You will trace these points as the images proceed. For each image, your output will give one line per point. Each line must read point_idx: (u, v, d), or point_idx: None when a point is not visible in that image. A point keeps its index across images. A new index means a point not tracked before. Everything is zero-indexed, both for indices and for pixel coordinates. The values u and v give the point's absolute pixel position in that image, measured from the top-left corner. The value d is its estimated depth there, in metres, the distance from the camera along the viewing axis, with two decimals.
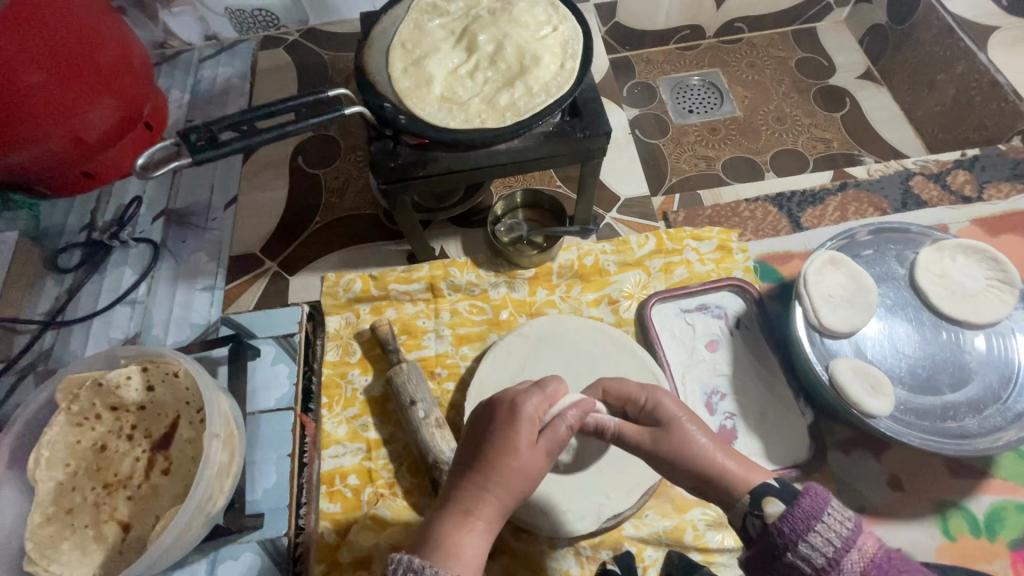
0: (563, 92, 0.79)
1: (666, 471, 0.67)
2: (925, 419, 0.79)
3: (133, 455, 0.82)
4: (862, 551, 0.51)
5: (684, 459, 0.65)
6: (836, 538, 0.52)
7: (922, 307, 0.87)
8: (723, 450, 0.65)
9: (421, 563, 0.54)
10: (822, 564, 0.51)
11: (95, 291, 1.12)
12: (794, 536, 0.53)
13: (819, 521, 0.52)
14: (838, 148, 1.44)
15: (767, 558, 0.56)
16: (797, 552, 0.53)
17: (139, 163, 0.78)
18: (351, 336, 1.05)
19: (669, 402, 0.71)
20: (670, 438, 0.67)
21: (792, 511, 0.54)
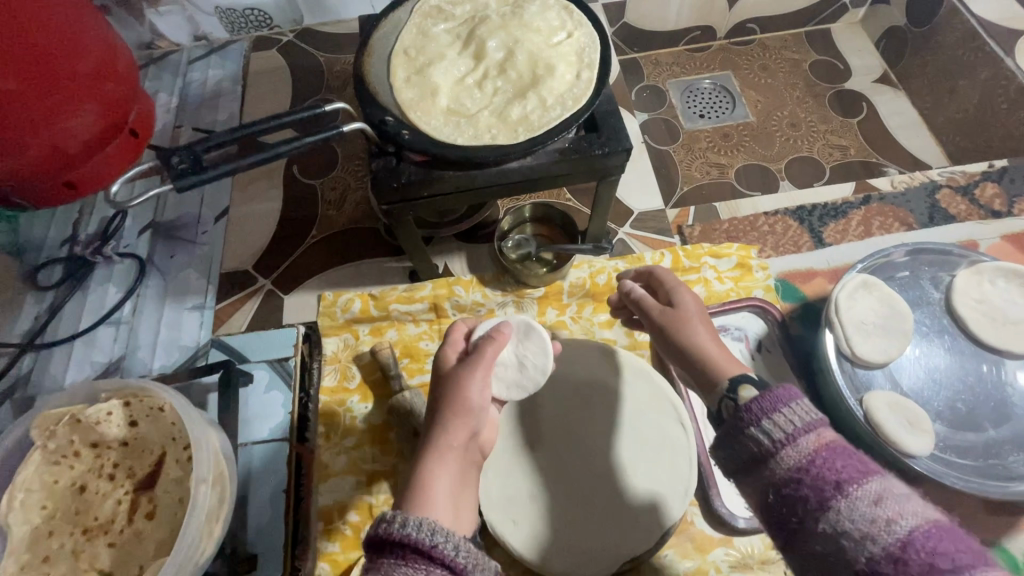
0: (581, 106, 0.73)
1: (659, 342, 0.72)
2: (968, 458, 0.74)
3: (115, 496, 0.76)
4: (819, 434, 0.50)
5: (676, 331, 0.69)
6: (798, 419, 0.50)
7: (960, 335, 0.82)
8: (717, 343, 0.67)
9: (392, 513, 0.55)
10: (779, 440, 0.50)
11: (77, 310, 1.05)
12: (758, 414, 0.52)
13: (785, 403, 0.51)
14: (856, 155, 1.35)
15: (728, 437, 0.55)
16: (758, 427, 0.52)
17: (114, 193, 0.69)
18: (350, 359, 0.99)
19: (689, 296, 0.73)
20: (678, 320, 0.70)
21: (763, 393, 0.53)
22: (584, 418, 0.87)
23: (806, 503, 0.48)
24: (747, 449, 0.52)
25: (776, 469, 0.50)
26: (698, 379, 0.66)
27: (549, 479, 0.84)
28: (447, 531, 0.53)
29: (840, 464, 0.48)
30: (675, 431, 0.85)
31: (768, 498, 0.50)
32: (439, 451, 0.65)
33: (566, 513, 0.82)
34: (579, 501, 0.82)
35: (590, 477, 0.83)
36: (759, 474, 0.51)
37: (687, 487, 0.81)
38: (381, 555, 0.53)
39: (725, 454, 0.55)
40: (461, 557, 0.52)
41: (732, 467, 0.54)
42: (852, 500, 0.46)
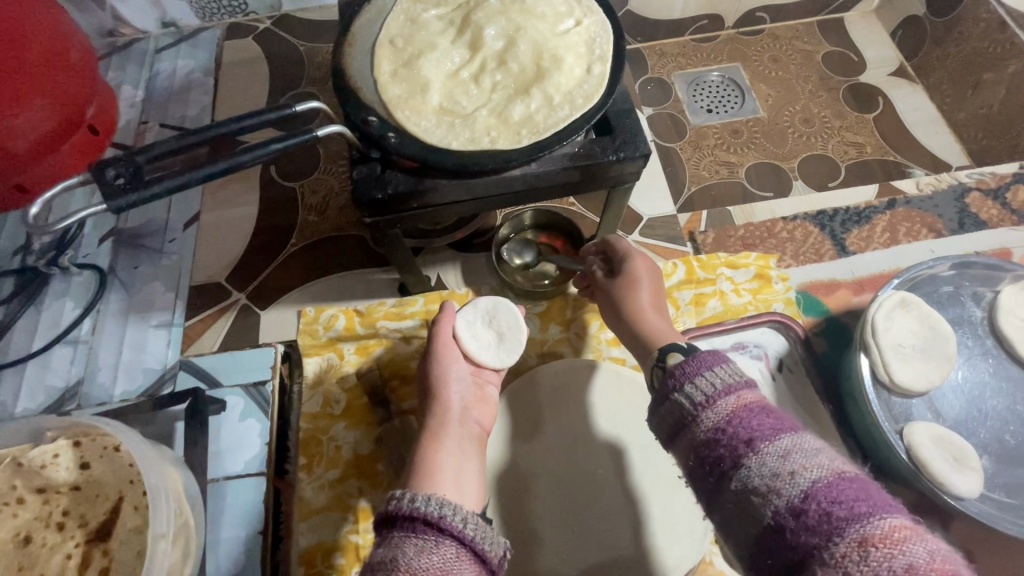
0: (592, 105, 0.64)
1: (607, 313, 0.75)
2: (1019, 498, 0.67)
3: (65, 550, 0.67)
4: (739, 396, 0.50)
5: (619, 302, 0.72)
6: (719, 382, 0.50)
7: (1006, 358, 0.75)
8: (655, 313, 0.70)
9: (402, 490, 0.55)
10: (701, 402, 0.50)
11: (30, 328, 0.95)
12: (683, 378, 0.52)
13: (709, 367, 0.51)
14: (873, 153, 1.27)
15: (655, 404, 0.55)
16: (680, 391, 0.51)
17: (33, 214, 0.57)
18: (333, 382, 0.89)
19: (639, 262, 0.74)
20: (622, 287, 0.73)
21: (690, 358, 0.53)
22: (593, 450, 0.80)
23: (722, 463, 0.47)
24: (671, 414, 0.52)
25: (697, 431, 0.49)
26: (636, 350, 0.69)
27: (555, 519, 0.76)
28: (456, 504, 0.54)
29: (756, 422, 0.48)
30: None
31: (689, 462, 0.49)
32: (435, 433, 0.68)
33: (574, 558, 0.74)
34: (587, 541, 0.75)
35: (599, 516, 0.76)
36: (680, 438, 0.51)
37: (706, 525, 0.75)
38: (391, 529, 0.53)
39: (653, 422, 0.55)
40: (469, 529, 0.52)
41: (658, 433, 0.54)
42: (763, 455, 0.46)
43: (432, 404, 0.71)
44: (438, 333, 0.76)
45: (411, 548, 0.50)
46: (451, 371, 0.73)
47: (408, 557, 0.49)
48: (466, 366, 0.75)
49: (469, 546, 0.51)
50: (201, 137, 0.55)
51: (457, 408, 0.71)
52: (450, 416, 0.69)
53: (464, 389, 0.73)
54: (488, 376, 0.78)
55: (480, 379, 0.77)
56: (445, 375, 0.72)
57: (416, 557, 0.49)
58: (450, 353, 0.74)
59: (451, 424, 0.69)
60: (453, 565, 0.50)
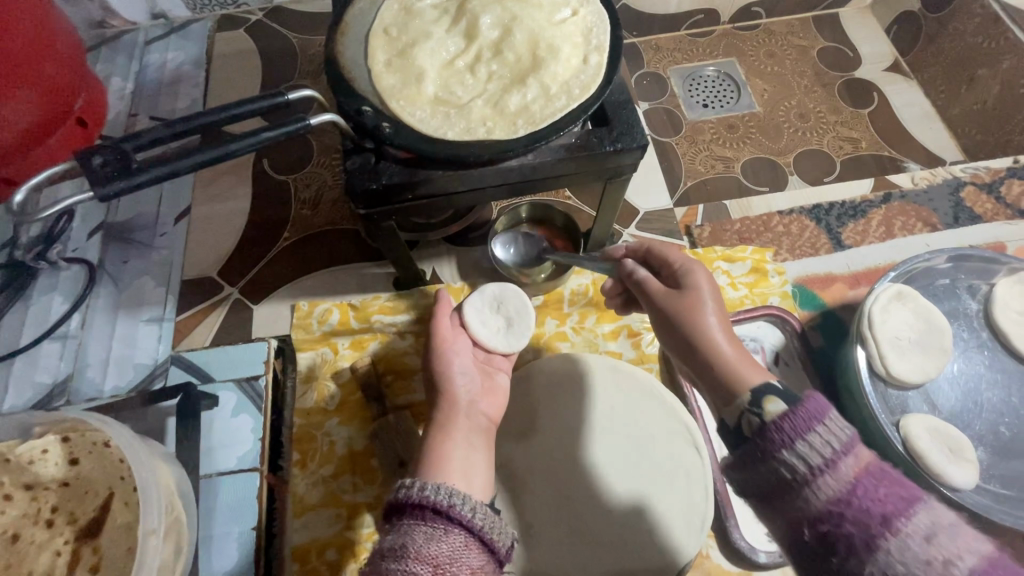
0: (590, 95, 0.64)
1: (663, 336, 0.60)
2: (1014, 489, 0.67)
3: (52, 547, 0.66)
4: (857, 456, 0.43)
5: (681, 323, 0.58)
6: (836, 441, 0.44)
7: (1001, 350, 0.75)
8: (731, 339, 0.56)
9: (410, 480, 0.54)
10: (817, 467, 0.43)
11: (17, 324, 0.93)
12: (792, 435, 0.45)
13: (821, 423, 0.44)
14: (867, 149, 1.27)
15: (750, 459, 0.47)
16: (793, 451, 0.44)
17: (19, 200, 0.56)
18: (327, 377, 0.88)
19: (701, 276, 0.61)
20: (688, 302, 0.58)
21: (794, 410, 0.45)
22: (591, 446, 0.79)
23: (850, 540, 0.41)
24: (779, 475, 0.44)
25: (816, 501, 0.42)
26: (711, 389, 0.53)
27: (551, 515, 0.75)
28: (464, 493, 0.53)
29: (884, 493, 0.42)
30: (689, 454, 0.78)
31: (803, 533, 0.43)
32: (443, 428, 0.65)
33: (570, 553, 0.73)
34: (586, 536, 0.74)
35: (597, 512, 0.75)
36: (789, 506, 0.44)
37: (704, 519, 0.74)
38: (400, 517, 0.52)
39: (743, 478, 0.48)
40: (478, 519, 0.52)
41: (751, 491, 0.47)
42: (902, 536, 0.41)
43: (437, 396, 0.69)
44: (437, 329, 0.75)
45: (421, 534, 0.49)
46: (454, 364, 0.72)
47: (418, 544, 0.48)
48: (468, 356, 0.75)
49: (478, 535, 0.51)
50: (191, 125, 0.54)
51: (464, 400, 0.69)
52: (457, 410, 0.67)
53: (470, 380, 0.72)
54: (498, 364, 0.78)
55: (489, 368, 0.77)
56: (449, 367, 0.71)
57: (426, 544, 0.48)
58: (452, 346, 0.74)
59: (458, 419, 0.67)
60: (462, 554, 0.49)
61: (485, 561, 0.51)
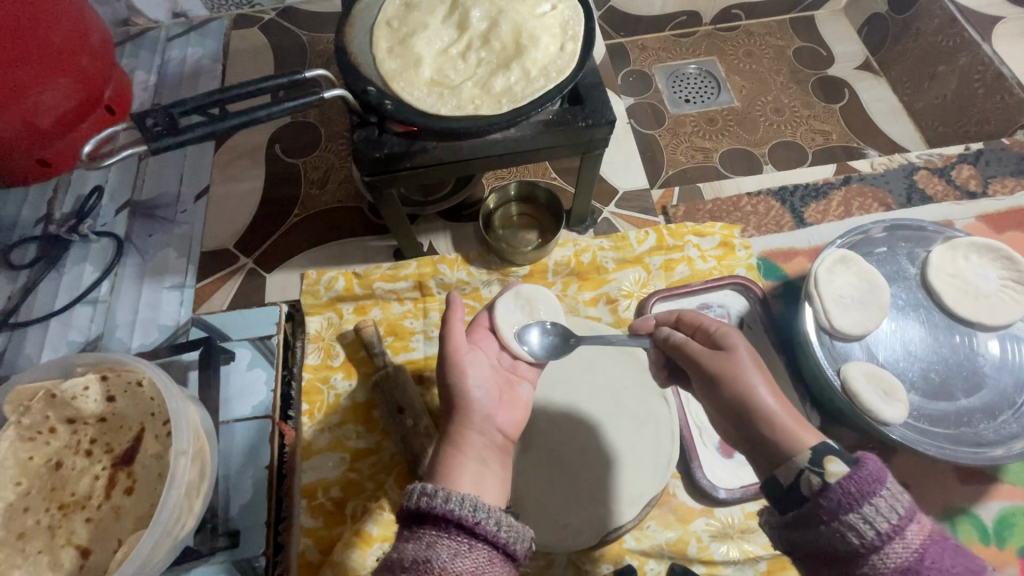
0: (564, 77, 0.73)
1: (710, 400, 0.64)
2: (940, 425, 0.76)
3: (93, 472, 0.75)
4: (919, 522, 0.48)
5: (730, 386, 0.62)
6: (900, 507, 0.48)
7: (934, 308, 0.84)
8: (769, 393, 0.60)
9: (433, 487, 0.55)
10: (884, 532, 0.47)
11: (52, 289, 1.02)
12: (859, 500, 0.48)
13: (885, 487, 0.49)
14: (837, 141, 1.35)
15: (812, 522, 0.51)
16: (862, 516, 0.48)
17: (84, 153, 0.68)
18: (334, 337, 0.98)
19: (736, 337, 0.65)
20: (725, 365, 0.63)
21: (857, 473, 0.49)
22: (570, 395, 0.88)
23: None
24: (845, 540, 0.48)
25: (882, 566, 0.47)
26: (766, 450, 0.58)
27: (535, 455, 0.84)
28: (488, 507, 0.55)
29: (944, 558, 0.47)
30: (657, 403, 0.87)
31: None
32: (456, 442, 0.65)
33: (550, 487, 0.82)
34: (563, 474, 0.83)
35: (575, 453, 0.84)
36: (853, 569, 0.48)
37: (670, 458, 0.83)
38: (424, 525, 0.54)
39: (803, 540, 0.52)
40: (502, 532, 0.54)
41: (810, 551, 0.51)
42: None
43: (454, 405, 0.68)
44: (450, 335, 0.72)
45: (446, 549, 0.52)
46: (469, 375, 0.70)
47: (443, 559, 0.51)
48: (485, 365, 0.73)
49: (500, 548, 0.53)
50: (224, 95, 0.67)
51: (480, 412, 0.67)
52: (470, 421, 0.66)
53: (488, 389, 0.70)
54: (522, 372, 0.78)
55: (510, 378, 0.75)
56: (464, 379, 0.69)
57: (450, 559, 0.51)
58: (465, 353, 0.72)
59: (472, 433, 0.65)
60: (484, 568, 0.52)
61: (506, 571, 0.54)
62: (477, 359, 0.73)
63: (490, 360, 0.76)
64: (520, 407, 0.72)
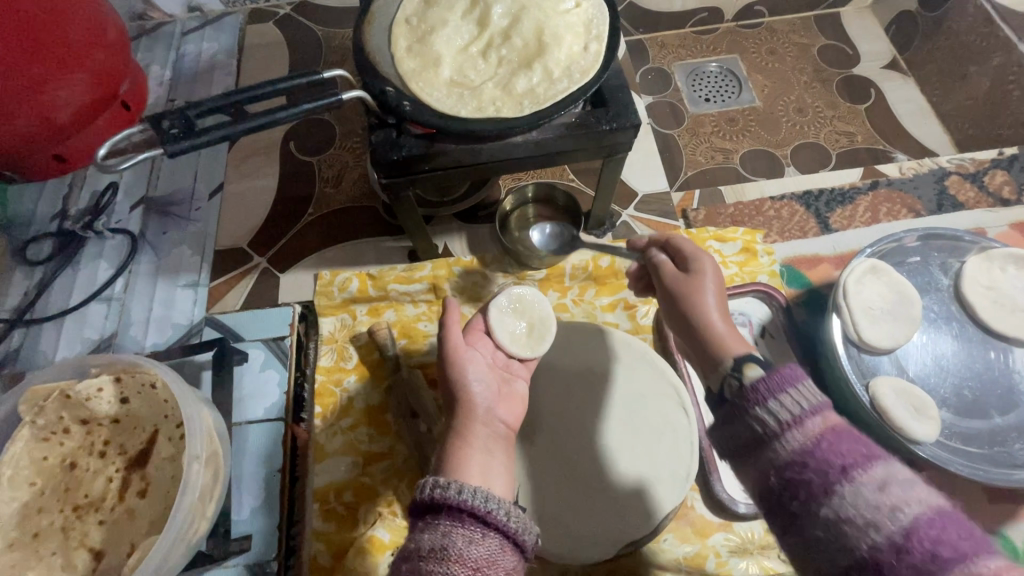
0: (589, 79, 0.71)
1: (668, 316, 0.68)
2: (973, 445, 0.74)
3: (106, 474, 0.75)
4: (826, 417, 0.46)
5: (684, 303, 0.65)
6: (806, 402, 0.47)
7: (967, 321, 0.81)
8: (720, 315, 0.63)
9: (445, 479, 0.55)
10: (785, 422, 0.47)
11: (67, 286, 1.02)
12: (765, 394, 0.49)
13: (794, 386, 0.48)
14: (862, 142, 1.24)
15: (730, 416, 0.51)
16: (763, 407, 0.48)
17: (99, 155, 0.67)
18: (347, 339, 0.96)
19: (706, 263, 0.67)
20: (684, 286, 0.66)
21: (769, 374, 0.50)
22: (586, 404, 0.86)
23: (808, 487, 0.44)
24: (750, 430, 0.49)
25: (778, 452, 0.46)
26: (700, 356, 0.62)
27: (549, 463, 0.83)
28: (499, 498, 0.55)
29: (845, 447, 0.44)
30: (676, 413, 0.85)
31: (767, 483, 0.46)
32: (461, 432, 0.65)
33: (562, 497, 0.81)
34: (578, 484, 0.82)
35: (588, 462, 0.83)
36: (759, 457, 0.47)
37: (689, 470, 0.82)
38: (437, 516, 0.54)
39: (724, 435, 0.52)
40: (512, 523, 0.54)
41: (730, 447, 0.51)
42: (857, 484, 0.42)
43: (455, 403, 0.68)
44: (448, 335, 0.73)
45: (461, 538, 0.51)
46: (469, 370, 0.70)
47: (459, 547, 0.50)
48: (483, 362, 0.73)
49: (511, 539, 0.53)
50: (241, 97, 0.65)
51: (483, 406, 0.68)
52: (475, 414, 0.67)
53: (487, 383, 0.71)
54: (515, 371, 0.79)
55: (506, 376, 0.76)
56: (464, 372, 0.70)
57: (467, 547, 0.50)
58: (465, 351, 0.72)
59: (475, 424, 0.66)
60: (498, 557, 0.52)
61: (517, 560, 0.53)
62: (476, 357, 0.73)
63: (487, 359, 0.77)
64: (514, 400, 0.74)
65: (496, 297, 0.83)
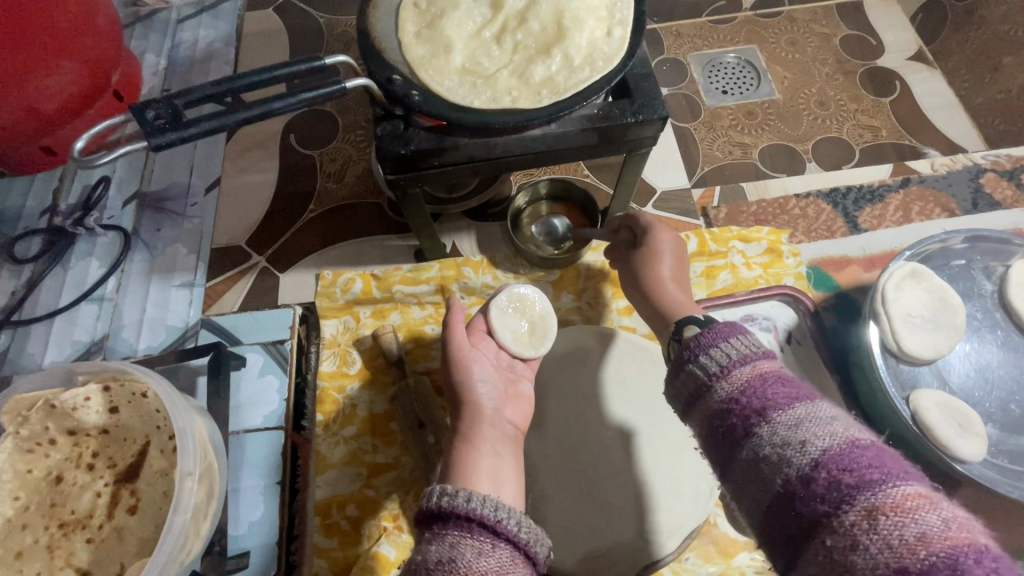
0: (613, 67, 0.66)
1: (626, 280, 0.74)
2: (1021, 464, 0.69)
3: (94, 489, 0.70)
4: (755, 364, 0.46)
5: (643, 269, 0.71)
6: (734, 352, 0.47)
7: (1015, 330, 0.76)
8: (673, 284, 0.69)
9: (453, 487, 0.51)
10: (715, 371, 0.47)
11: (57, 286, 0.98)
12: (699, 348, 0.49)
13: (725, 339, 0.48)
14: (888, 138, 1.16)
15: (670, 372, 0.52)
16: (695, 361, 0.49)
17: (77, 148, 0.61)
18: (350, 343, 0.91)
19: (660, 232, 0.73)
20: (640, 260, 0.72)
21: (706, 330, 0.50)
22: (601, 414, 0.81)
23: (733, 431, 0.44)
24: (685, 385, 0.49)
25: (709, 402, 0.46)
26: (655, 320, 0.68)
27: (564, 477, 0.78)
28: (510, 507, 0.50)
29: (770, 392, 0.44)
30: None
31: (701, 434, 0.47)
32: (468, 437, 0.60)
33: (577, 514, 0.76)
34: (596, 500, 0.77)
35: (604, 477, 0.77)
36: (694, 410, 0.48)
37: (713, 487, 0.77)
38: (444, 527, 0.49)
39: (666, 392, 0.52)
40: (524, 533, 0.49)
41: (673, 402, 0.51)
42: (773, 425, 0.42)
43: (460, 406, 0.64)
44: (452, 336, 0.69)
45: (470, 549, 0.47)
46: (474, 370, 0.66)
47: (468, 558, 0.45)
48: (488, 363, 0.69)
49: (523, 551, 0.48)
50: (234, 85, 0.60)
51: (488, 408, 0.64)
52: (482, 416, 0.62)
53: (493, 384, 0.66)
54: (520, 372, 0.74)
55: (511, 376, 0.72)
56: (468, 373, 0.66)
57: (476, 558, 0.45)
58: (470, 352, 0.68)
59: (483, 426, 0.62)
60: (509, 568, 0.46)
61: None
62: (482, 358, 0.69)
63: (492, 360, 0.72)
64: (525, 402, 0.69)
65: (497, 295, 0.78)
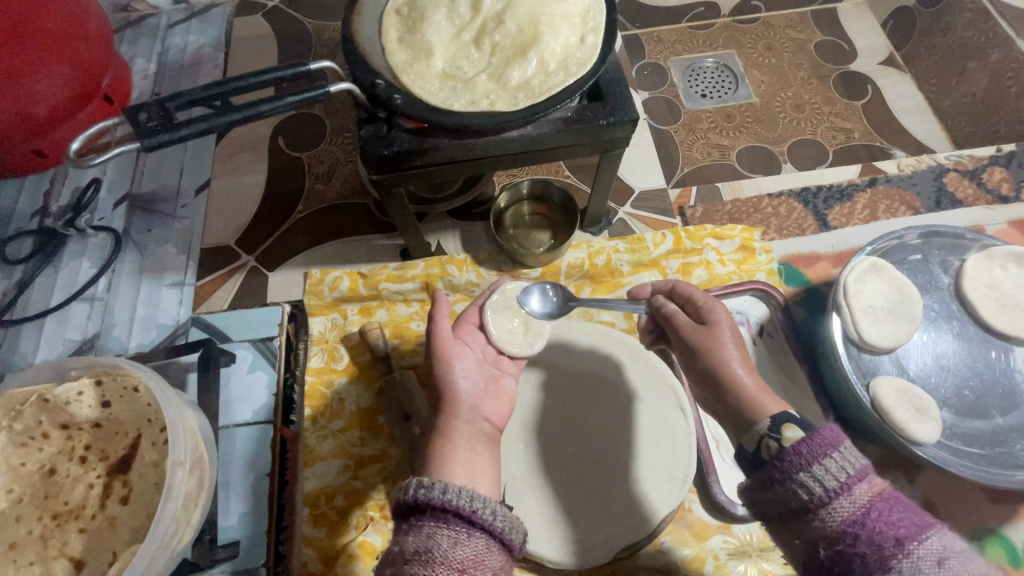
0: (585, 72, 0.69)
1: (690, 369, 0.65)
2: (974, 446, 0.73)
3: (87, 480, 0.72)
4: (871, 482, 0.47)
5: (707, 356, 0.62)
6: (851, 467, 0.47)
7: (968, 319, 0.80)
8: (759, 386, 0.59)
9: (429, 479, 0.53)
10: (832, 490, 0.46)
11: (49, 286, 0.99)
12: (809, 459, 0.47)
13: (837, 449, 0.47)
14: (859, 139, 1.21)
15: (768, 482, 0.50)
16: (809, 474, 0.47)
17: (74, 149, 0.64)
18: (337, 339, 0.94)
19: (722, 315, 0.65)
20: (708, 354, 0.62)
21: (809, 436, 0.49)
22: (580, 406, 0.85)
23: (863, 560, 0.45)
24: (793, 498, 0.48)
25: (829, 526, 0.46)
26: (737, 421, 0.58)
27: (545, 465, 0.82)
28: (484, 496, 0.52)
29: (896, 516, 0.45)
30: (673, 415, 0.83)
31: (818, 555, 0.47)
32: (446, 432, 0.62)
33: (557, 500, 0.79)
34: (575, 486, 0.80)
35: (587, 462, 0.82)
36: (805, 527, 0.47)
37: (687, 472, 0.79)
38: (420, 517, 0.51)
39: (760, 499, 0.50)
40: (498, 521, 0.51)
41: (770, 512, 0.50)
42: (913, 558, 0.44)
43: (441, 399, 0.66)
44: (437, 329, 0.70)
45: (445, 539, 0.49)
46: (455, 365, 0.68)
47: (443, 549, 0.48)
48: (471, 357, 0.71)
49: (498, 538, 0.51)
50: (223, 88, 0.63)
51: (465, 402, 0.65)
52: (458, 412, 0.64)
53: (473, 380, 0.68)
54: (504, 367, 0.75)
55: (495, 372, 0.72)
56: (451, 367, 0.67)
57: (451, 549, 0.48)
58: (453, 345, 0.69)
59: (458, 421, 0.63)
60: (484, 557, 0.49)
61: (504, 559, 0.51)
62: (464, 352, 0.70)
63: (477, 353, 0.73)
64: (509, 398, 0.70)
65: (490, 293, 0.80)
